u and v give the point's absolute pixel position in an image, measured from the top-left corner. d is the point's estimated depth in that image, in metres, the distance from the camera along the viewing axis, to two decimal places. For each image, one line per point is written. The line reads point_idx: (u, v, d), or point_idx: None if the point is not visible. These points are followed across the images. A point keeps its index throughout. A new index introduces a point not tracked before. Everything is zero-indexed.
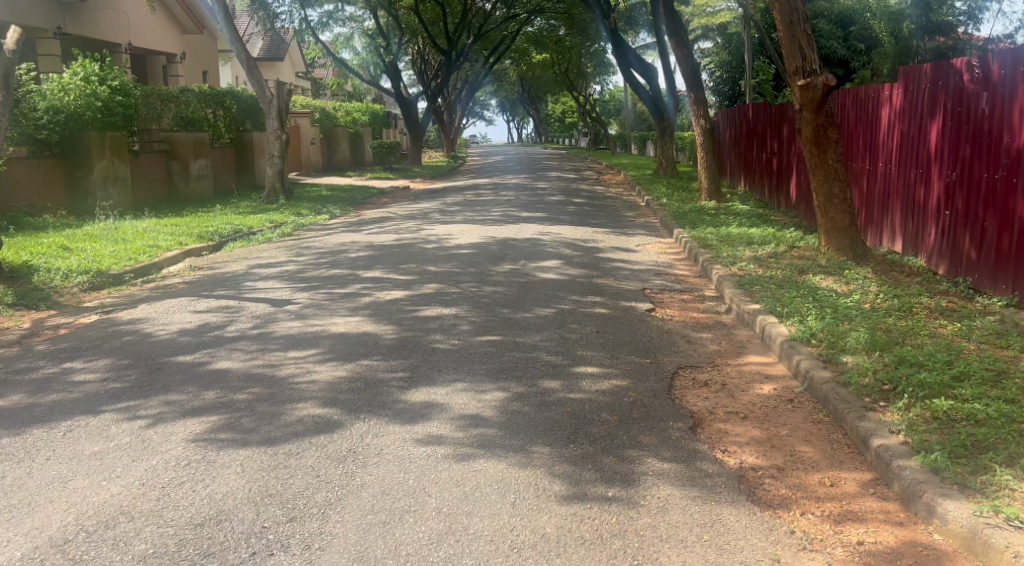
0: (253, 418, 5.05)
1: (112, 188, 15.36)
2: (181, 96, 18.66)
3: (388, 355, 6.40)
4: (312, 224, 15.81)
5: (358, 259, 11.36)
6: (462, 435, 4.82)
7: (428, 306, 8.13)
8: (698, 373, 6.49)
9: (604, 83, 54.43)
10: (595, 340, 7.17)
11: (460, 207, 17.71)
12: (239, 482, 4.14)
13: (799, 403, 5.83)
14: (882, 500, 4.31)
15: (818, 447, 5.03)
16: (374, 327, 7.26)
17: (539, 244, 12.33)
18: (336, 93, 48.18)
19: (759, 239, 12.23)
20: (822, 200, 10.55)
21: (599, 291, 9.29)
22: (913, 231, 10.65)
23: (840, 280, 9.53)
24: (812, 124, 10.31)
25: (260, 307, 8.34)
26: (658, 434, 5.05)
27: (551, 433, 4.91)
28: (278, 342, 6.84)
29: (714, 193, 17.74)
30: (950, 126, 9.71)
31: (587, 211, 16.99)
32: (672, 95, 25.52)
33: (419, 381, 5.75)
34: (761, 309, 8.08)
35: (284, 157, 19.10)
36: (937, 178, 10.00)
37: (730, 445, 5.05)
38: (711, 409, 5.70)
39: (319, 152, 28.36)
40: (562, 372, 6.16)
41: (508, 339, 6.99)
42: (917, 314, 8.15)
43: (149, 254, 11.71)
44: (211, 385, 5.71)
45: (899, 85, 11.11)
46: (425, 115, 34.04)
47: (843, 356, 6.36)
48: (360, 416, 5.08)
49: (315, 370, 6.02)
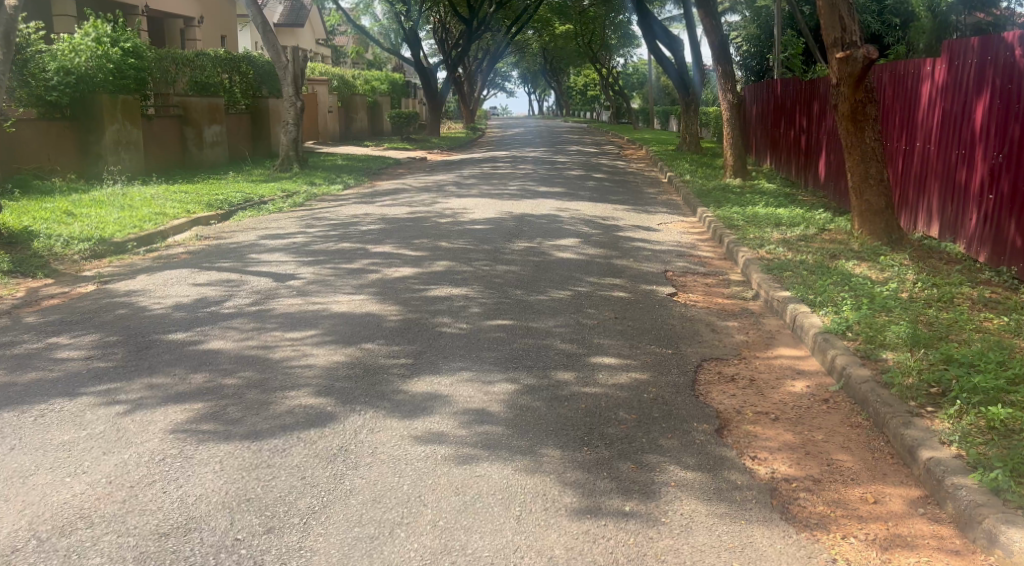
0: (240, 407, 4.60)
1: (123, 153, 14.92)
2: (196, 60, 18.28)
3: (391, 339, 5.96)
4: (324, 194, 15.38)
5: (369, 233, 10.91)
6: (466, 434, 4.38)
7: (437, 286, 7.68)
8: (724, 366, 6.03)
9: (627, 55, 53.56)
10: (614, 327, 6.72)
11: (476, 180, 17.23)
12: (217, 483, 3.70)
13: (835, 403, 5.39)
14: (934, 523, 3.89)
15: (857, 457, 4.58)
16: (379, 308, 6.84)
17: (556, 221, 11.84)
18: (356, 60, 47.57)
19: (787, 221, 11.68)
20: (858, 180, 9.99)
21: (618, 273, 8.83)
22: (952, 215, 10.09)
23: (876, 267, 8.99)
24: (850, 100, 9.74)
25: (263, 282, 7.91)
26: (682, 437, 4.59)
27: (564, 434, 4.46)
28: (276, 321, 6.40)
29: (739, 171, 17.15)
30: (998, 105, 9.13)
31: (608, 187, 16.48)
32: (698, 69, 24.81)
33: (422, 369, 5.33)
34: (792, 297, 7.60)
35: (299, 125, 18.63)
36: (982, 160, 9.42)
37: (761, 451, 4.59)
38: (739, 408, 5.24)
39: (337, 121, 27.90)
40: (578, 362, 5.71)
41: (521, 324, 6.54)
42: (959, 305, 7.67)
43: (155, 222, 11.29)
44: (200, 367, 5.28)
45: (943, 61, 10.51)
46: (444, 85, 33.44)
47: (882, 353, 5.90)
48: (355, 408, 4.64)
49: (312, 353, 5.59)
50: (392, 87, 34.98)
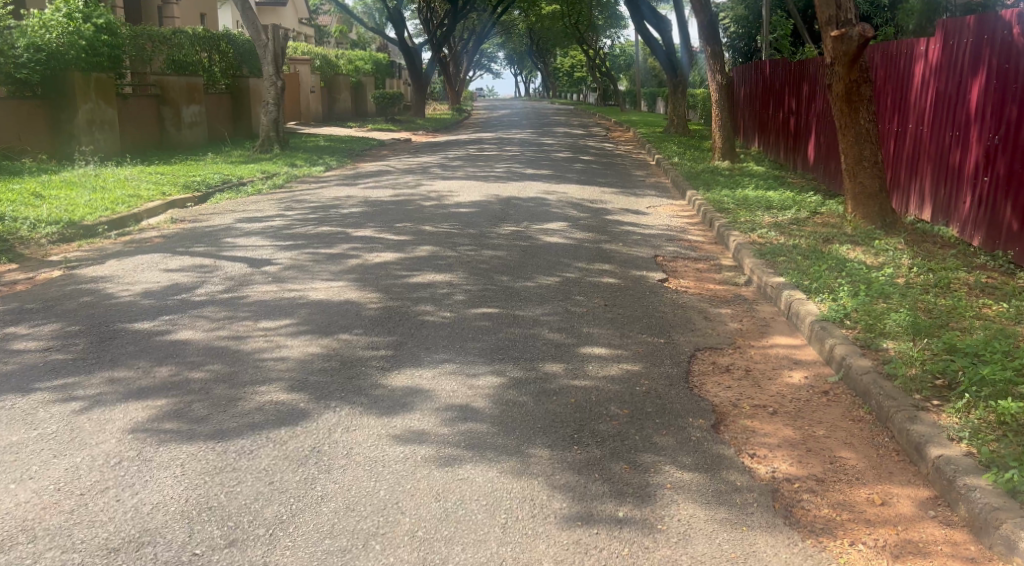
0: (206, 404, 4.30)
1: (97, 133, 14.55)
2: (174, 38, 17.85)
3: (370, 329, 5.67)
4: (305, 176, 15.02)
5: (350, 216, 10.60)
6: (449, 433, 4.10)
7: (420, 272, 7.39)
8: (718, 356, 5.78)
9: (615, 35, 53.10)
10: (603, 315, 6.46)
11: (462, 162, 16.90)
12: (177, 488, 3.41)
13: (835, 396, 5.14)
14: (947, 527, 3.65)
15: (861, 454, 4.33)
16: (358, 295, 6.55)
17: (544, 204, 11.54)
18: (340, 39, 46.95)
19: (778, 204, 11.43)
20: (852, 162, 9.74)
21: (608, 258, 8.56)
22: (945, 198, 9.86)
23: (870, 252, 8.76)
24: (845, 80, 9.48)
25: (238, 267, 7.59)
26: (677, 434, 4.33)
27: (552, 432, 4.19)
28: (249, 310, 6.10)
29: (728, 154, 16.87)
30: (995, 85, 8.88)
31: (596, 170, 16.20)
32: (686, 50, 24.47)
33: (403, 362, 5.05)
34: (787, 283, 7.35)
35: (280, 105, 18.23)
36: (977, 141, 9.18)
37: (760, 449, 4.34)
38: (735, 401, 4.99)
39: (319, 101, 27.45)
40: (567, 354, 5.45)
41: (506, 312, 6.26)
42: (956, 291, 7.46)
43: (128, 205, 10.93)
44: (165, 360, 4.97)
45: (937, 40, 10.25)
46: (429, 65, 32.99)
47: (883, 342, 5.66)
48: (329, 405, 4.35)
49: (286, 345, 5.29)
50: (376, 68, 34.46)
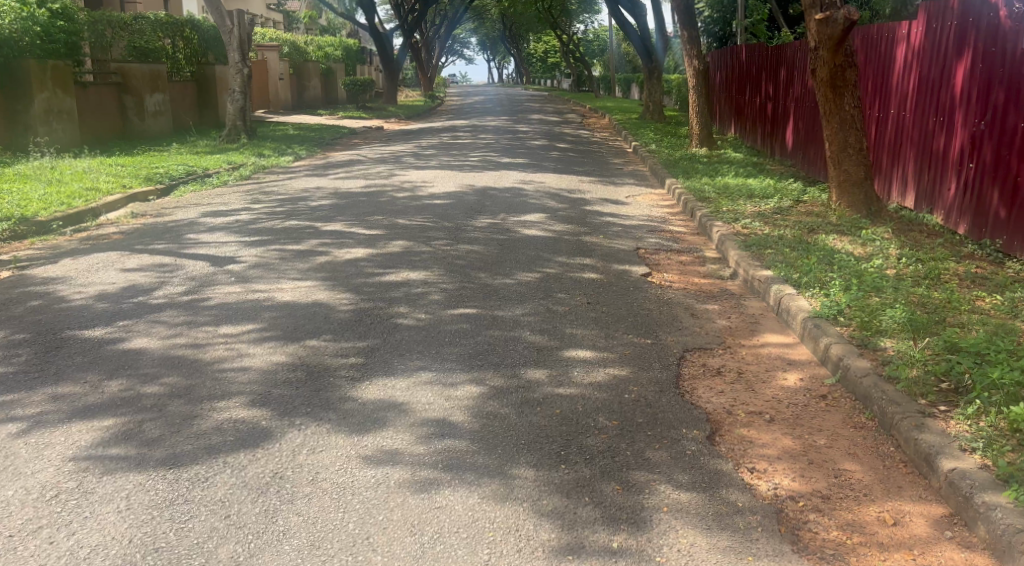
0: (159, 423, 3.94)
1: (54, 123, 14.04)
2: (134, 24, 17.29)
3: (340, 334, 5.32)
4: (273, 166, 14.57)
5: (320, 209, 10.22)
6: (426, 452, 3.77)
7: (394, 270, 7.03)
8: (709, 358, 5.49)
9: (588, 20, 52.67)
10: (586, 314, 6.16)
11: (435, 150, 16.49)
12: (120, 527, 3.10)
13: (834, 400, 4.85)
14: (965, 550, 3.38)
15: (865, 466, 4.05)
16: (327, 296, 6.20)
17: (520, 195, 11.20)
18: (309, 24, 46.20)
19: (760, 192, 11.16)
20: (836, 150, 9.47)
21: (588, 252, 8.24)
22: (929, 184, 9.61)
23: (857, 241, 8.51)
24: (830, 65, 9.19)
25: (200, 266, 7.19)
26: (670, 448, 4.03)
27: (537, 449, 3.87)
28: (210, 314, 5.72)
29: (705, 141, 16.59)
30: (980, 69, 8.64)
31: (572, 157, 15.87)
32: (661, 34, 24.14)
33: (375, 370, 4.71)
34: (775, 277, 7.07)
35: (246, 93, 17.73)
36: (962, 126, 8.93)
37: (759, 462, 4.04)
38: (729, 408, 4.68)
39: (288, 88, 26.87)
40: (550, 358, 5.13)
41: (485, 313, 5.94)
42: (947, 283, 7.22)
43: (85, 199, 10.47)
44: (117, 373, 4.59)
45: (920, 23, 9.99)
46: (400, 52, 32.45)
47: (881, 341, 5.37)
48: (294, 422, 4.01)
49: (249, 353, 4.93)
50: (347, 55, 33.87)
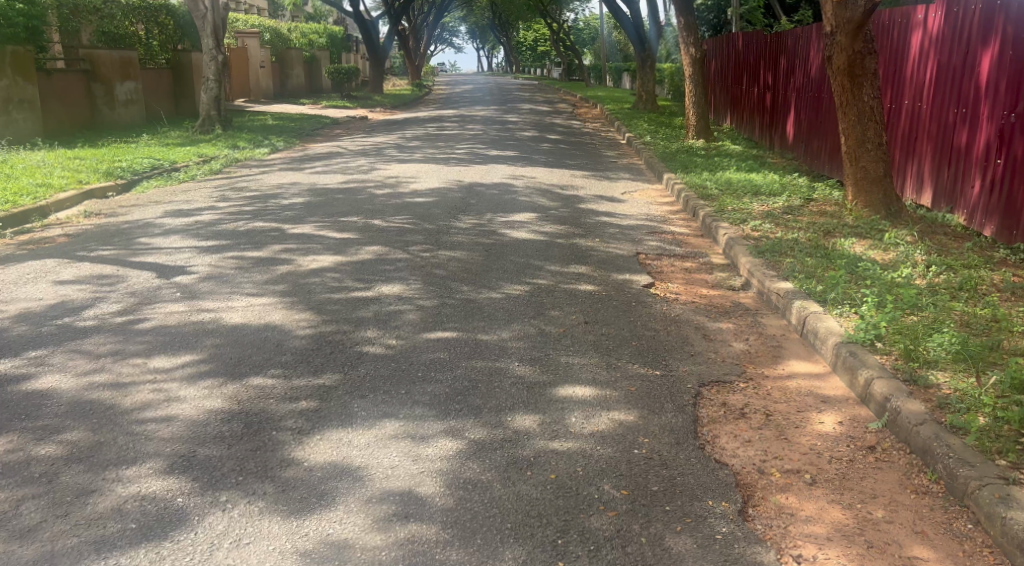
0: (44, 504, 3.12)
1: (14, 113, 13.12)
2: (104, 8, 16.45)
3: (292, 368, 4.46)
4: (246, 159, 13.64)
5: (290, 207, 9.33)
6: (383, 544, 2.98)
7: (363, 282, 6.17)
8: (730, 395, 4.63)
9: (579, 8, 51.80)
10: (585, 337, 5.31)
11: (420, 142, 15.61)
12: None
13: (884, 453, 4.01)
14: None
15: (938, 552, 3.25)
16: (284, 316, 5.33)
17: (509, 192, 10.36)
18: (294, 11, 45.05)
19: (767, 189, 10.31)
20: (853, 144, 8.60)
21: (584, 258, 7.39)
22: (949, 181, 8.77)
23: (879, 246, 7.69)
24: (847, 51, 8.30)
25: (144, 278, 6.31)
26: (695, 532, 3.21)
27: (527, 538, 3.07)
28: (141, 343, 4.83)
29: (702, 132, 15.71)
30: (1010, 57, 7.81)
31: (564, 150, 14.99)
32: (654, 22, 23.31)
33: (331, 420, 3.84)
34: (794, 290, 6.23)
35: (220, 81, 16.73)
36: (988, 119, 8.10)
37: (806, 546, 3.24)
38: (760, 466, 3.83)
39: (270, 76, 25.84)
40: (545, 399, 4.28)
41: (466, 338, 5.08)
42: (986, 295, 6.39)
43: (35, 195, 9.57)
44: (9, 427, 3.72)
45: (940, 6, 9.13)
46: (386, 39, 31.42)
47: (931, 377, 4.53)
48: (218, 498, 3.18)
49: (180, 397, 4.05)
50: (331, 41, 32.85)
